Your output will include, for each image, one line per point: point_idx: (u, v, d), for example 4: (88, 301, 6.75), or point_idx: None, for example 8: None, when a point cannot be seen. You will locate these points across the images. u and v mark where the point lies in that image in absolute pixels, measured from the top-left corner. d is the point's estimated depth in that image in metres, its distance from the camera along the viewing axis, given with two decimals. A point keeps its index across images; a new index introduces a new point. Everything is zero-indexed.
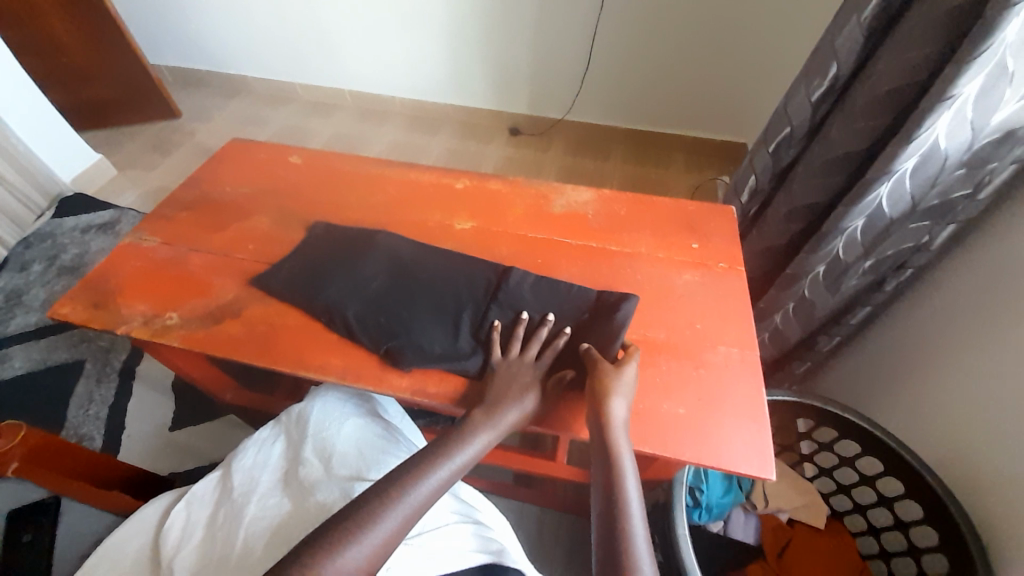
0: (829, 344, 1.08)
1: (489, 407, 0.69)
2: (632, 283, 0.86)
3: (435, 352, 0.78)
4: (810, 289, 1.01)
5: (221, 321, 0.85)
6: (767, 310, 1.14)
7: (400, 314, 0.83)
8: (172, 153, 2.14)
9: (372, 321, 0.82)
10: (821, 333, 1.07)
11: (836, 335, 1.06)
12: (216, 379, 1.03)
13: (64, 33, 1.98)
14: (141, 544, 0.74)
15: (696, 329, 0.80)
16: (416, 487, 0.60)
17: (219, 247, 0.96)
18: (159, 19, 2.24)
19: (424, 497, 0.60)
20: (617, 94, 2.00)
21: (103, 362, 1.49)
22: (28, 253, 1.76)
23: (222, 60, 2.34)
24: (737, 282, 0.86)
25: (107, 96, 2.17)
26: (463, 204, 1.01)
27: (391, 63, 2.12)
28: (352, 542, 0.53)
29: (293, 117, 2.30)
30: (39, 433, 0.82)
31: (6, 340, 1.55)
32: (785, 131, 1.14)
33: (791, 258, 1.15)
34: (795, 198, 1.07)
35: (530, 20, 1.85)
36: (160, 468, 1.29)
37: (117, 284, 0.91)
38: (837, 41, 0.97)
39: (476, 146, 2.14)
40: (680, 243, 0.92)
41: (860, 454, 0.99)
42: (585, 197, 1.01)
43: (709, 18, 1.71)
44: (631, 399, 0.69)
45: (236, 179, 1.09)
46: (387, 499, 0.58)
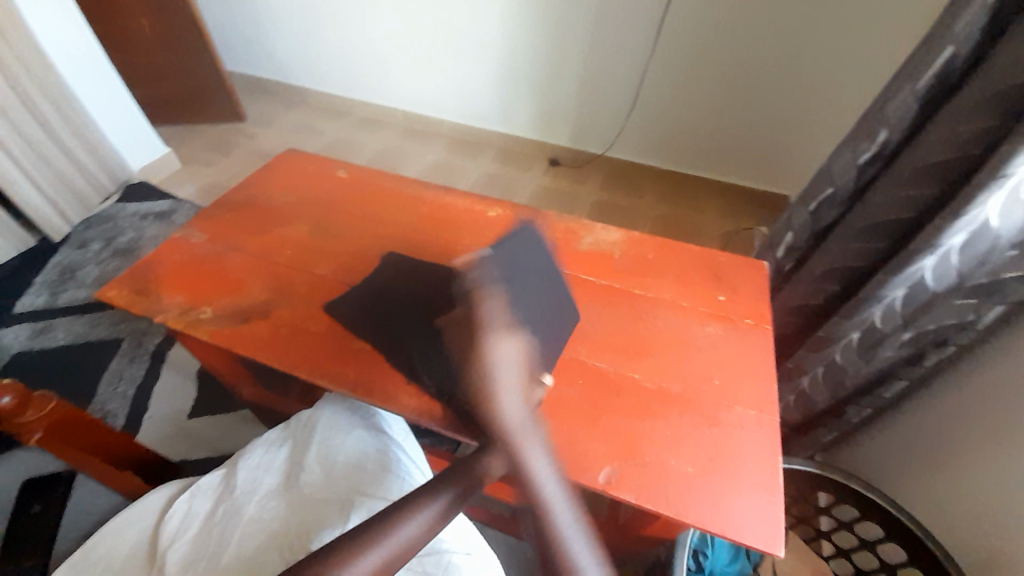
0: (860, 415, 1.03)
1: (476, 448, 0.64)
2: (651, 329, 0.85)
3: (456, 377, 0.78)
4: (842, 355, 0.97)
5: (249, 320, 0.89)
6: (794, 371, 1.09)
7: (425, 330, 0.84)
8: (231, 153, 2.28)
9: (401, 335, 0.84)
10: (851, 403, 1.02)
11: (868, 407, 1.01)
12: (236, 374, 1.07)
13: (154, 37, 2.18)
14: (142, 528, 0.76)
15: (714, 385, 0.77)
16: (413, 522, 0.54)
17: (258, 249, 1.01)
18: (238, 31, 2.43)
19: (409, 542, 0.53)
20: (659, 137, 2.02)
21: (138, 342, 1.57)
22: (89, 232, 1.89)
23: (288, 72, 2.50)
24: (760, 341, 0.83)
25: (181, 95, 2.35)
26: (492, 231, 1.04)
27: (443, 87, 2.22)
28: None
29: (344, 130, 2.42)
30: (65, 406, 0.84)
31: (55, 311, 1.65)
32: (826, 190, 1.11)
33: (823, 320, 1.11)
34: (833, 259, 1.04)
35: (580, 59, 1.91)
36: (172, 453, 1.33)
37: (161, 274, 0.97)
38: (887, 107, 0.96)
39: (513, 173, 2.18)
40: (705, 293, 0.90)
41: (883, 538, 0.93)
42: (614, 237, 1.02)
43: (758, 70, 1.73)
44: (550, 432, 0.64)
45: (283, 186, 1.15)
46: (384, 531, 0.53)
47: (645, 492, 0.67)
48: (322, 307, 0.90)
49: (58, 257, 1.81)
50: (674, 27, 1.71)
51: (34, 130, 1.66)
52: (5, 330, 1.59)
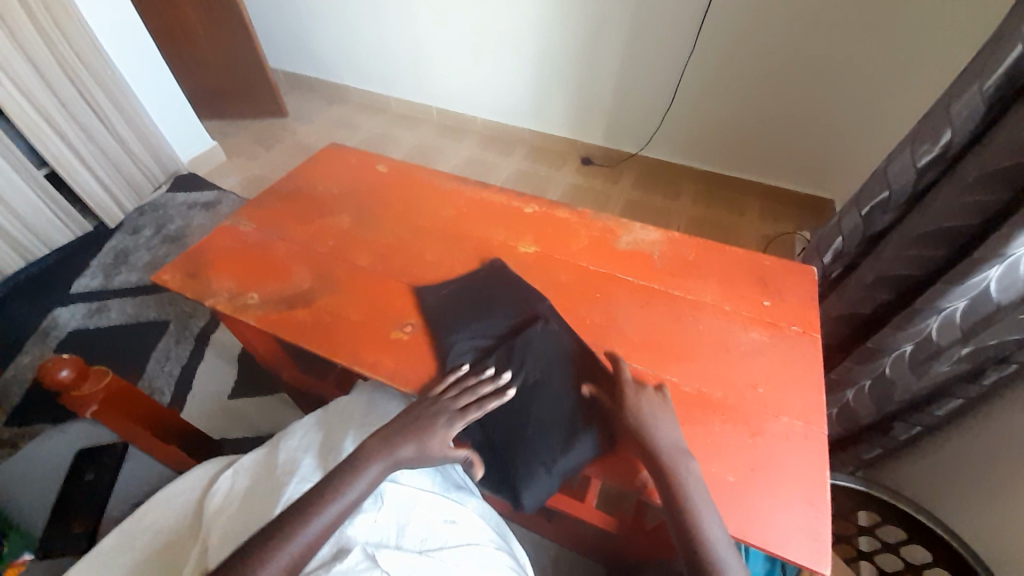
0: (907, 434, 0.97)
1: (389, 438, 0.71)
2: (692, 332, 0.83)
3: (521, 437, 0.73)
4: (892, 367, 0.93)
5: (293, 307, 0.91)
6: (839, 383, 1.06)
7: (502, 362, 0.79)
8: (274, 147, 2.36)
9: (480, 361, 0.81)
10: (898, 420, 0.97)
11: (916, 426, 0.95)
12: (278, 358, 1.11)
13: (205, 33, 2.28)
14: (186, 502, 0.80)
15: (758, 393, 0.74)
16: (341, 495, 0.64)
17: (302, 239, 1.03)
18: (283, 28, 2.50)
19: (340, 513, 0.63)
20: (698, 137, 1.97)
21: (184, 325, 1.64)
22: (141, 219, 2.00)
23: (330, 70, 2.57)
24: (807, 350, 0.79)
25: (228, 91, 2.44)
26: (529, 227, 1.03)
27: (479, 85, 2.23)
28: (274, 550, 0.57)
29: (382, 126, 2.47)
30: (120, 381, 0.89)
31: (109, 292, 1.75)
32: (881, 194, 1.05)
33: (873, 331, 1.06)
34: (885, 267, 0.99)
35: (618, 58, 1.88)
36: (212, 432, 1.39)
37: (211, 259, 1.01)
38: (952, 107, 0.90)
39: (546, 171, 2.17)
40: (749, 297, 0.87)
41: (931, 564, 0.88)
42: (652, 237, 0.99)
43: (808, 70, 1.65)
44: (673, 431, 0.68)
45: (327, 178, 1.18)
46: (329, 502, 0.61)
47: None
48: (362, 298, 0.92)
49: (113, 241, 1.92)
50: (718, 24, 1.66)
51: (93, 123, 1.77)
52: (65, 308, 1.70)
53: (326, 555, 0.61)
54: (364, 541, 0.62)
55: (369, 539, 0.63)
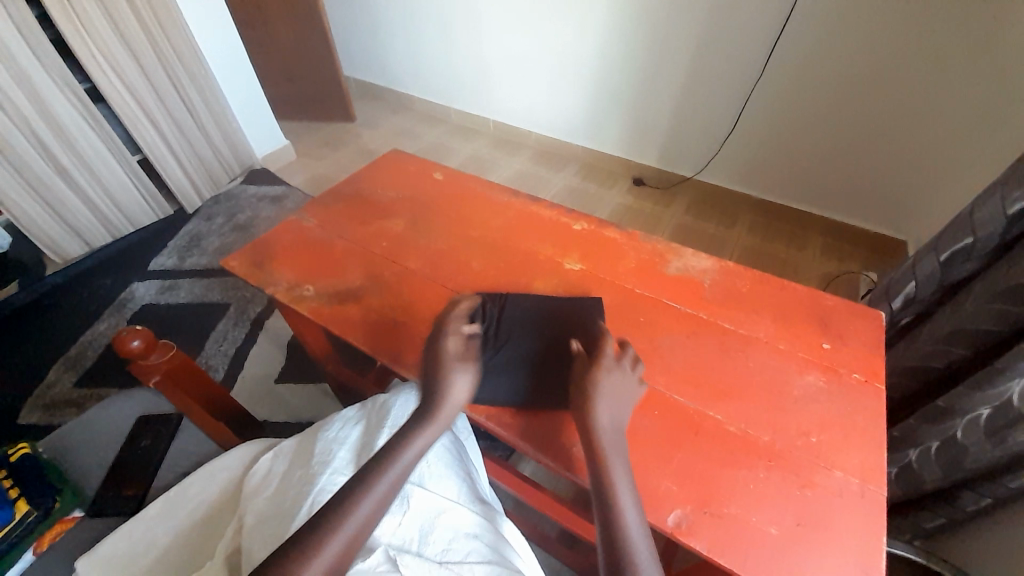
0: (976, 505, 0.88)
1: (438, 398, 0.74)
2: (742, 370, 0.78)
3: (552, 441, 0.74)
4: (965, 431, 0.85)
5: (344, 302, 0.95)
6: (902, 441, 0.98)
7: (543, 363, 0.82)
8: (340, 149, 2.50)
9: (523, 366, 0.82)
10: (966, 489, 0.88)
11: (987, 497, 0.86)
12: (324, 350, 1.15)
13: (290, 42, 2.46)
14: (228, 478, 0.84)
15: (810, 443, 0.69)
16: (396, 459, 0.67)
17: (358, 238, 1.08)
18: (359, 39, 2.66)
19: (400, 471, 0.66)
20: (757, 165, 1.90)
21: (243, 309, 1.76)
22: (215, 207, 2.16)
23: (398, 80, 2.70)
24: (870, 401, 0.73)
25: (305, 95, 2.62)
26: (577, 244, 1.03)
27: (537, 101, 2.26)
28: (333, 530, 0.58)
29: (441, 136, 2.56)
30: (182, 356, 0.97)
31: (181, 272, 1.90)
32: (963, 240, 0.95)
33: (946, 389, 0.97)
34: (961, 320, 0.91)
35: (680, 81, 1.85)
36: (257, 412, 1.47)
37: (274, 251, 1.07)
38: None
39: (596, 189, 2.16)
40: (808, 338, 0.81)
41: None
42: (705, 264, 0.96)
43: (888, 102, 1.55)
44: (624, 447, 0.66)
45: (386, 183, 1.23)
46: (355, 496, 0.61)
47: (719, 545, 0.61)
48: (407, 299, 0.95)
49: (189, 226, 2.09)
50: (789, 51, 1.60)
51: (182, 116, 1.95)
52: (141, 284, 1.86)
53: None
54: (388, 541, 0.64)
55: (392, 541, 0.64)
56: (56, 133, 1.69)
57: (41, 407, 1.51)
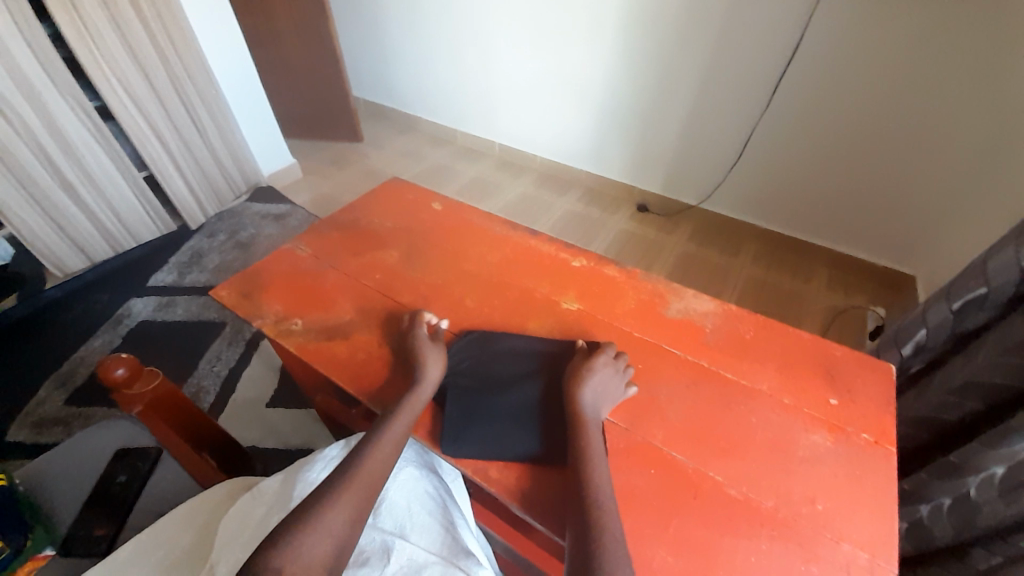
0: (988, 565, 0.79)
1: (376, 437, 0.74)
2: (745, 426, 0.74)
3: (543, 499, 0.70)
4: (979, 492, 0.80)
5: (334, 337, 0.93)
6: (913, 495, 0.95)
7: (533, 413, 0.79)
8: (345, 169, 2.51)
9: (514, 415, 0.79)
10: (978, 546, 0.81)
11: (999, 556, 0.77)
12: (313, 381, 1.12)
13: (301, 64, 2.51)
14: (203, 521, 0.81)
15: (816, 511, 0.65)
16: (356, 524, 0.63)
17: (353, 269, 1.06)
18: (369, 62, 2.70)
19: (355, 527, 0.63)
20: (762, 197, 1.89)
21: (238, 330, 1.73)
22: (218, 224, 2.17)
23: (406, 103, 2.73)
24: (881, 465, 0.69)
25: (314, 115, 2.65)
26: (574, 282, 1.00)
27: (542, 126, 2.28)
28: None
29: (446, 158, 2.57)
30: (168, 384, 0.94)
31: (178, 290, 1.89)
32: (975, 289, 0.92)
33: (960, 445, 0.92)
34: (976, 373, 0.87)
35: (684, 112, 1.86)
36: (245, 439, 1.43)
37: (267, 280, 1.05)
38: None
39: (600, 216, 2.15)
40: (814, 392, 0.78)
41: None
42: (706, 307, 0.93)
43: (895, 139, 1.55)
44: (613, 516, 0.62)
45: (384, 211, 1.21)
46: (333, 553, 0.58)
47: None
48: (398, 336, 0.92)
49: (191, 243, 2.09)
50: (793, 87, 1.61)
51: (190, 136, 1.98)
52: (139, 300, 1.85)
53: None
54: None
55: None
56: (64, 148, 1.70)
57: (29, 424, 1.48)
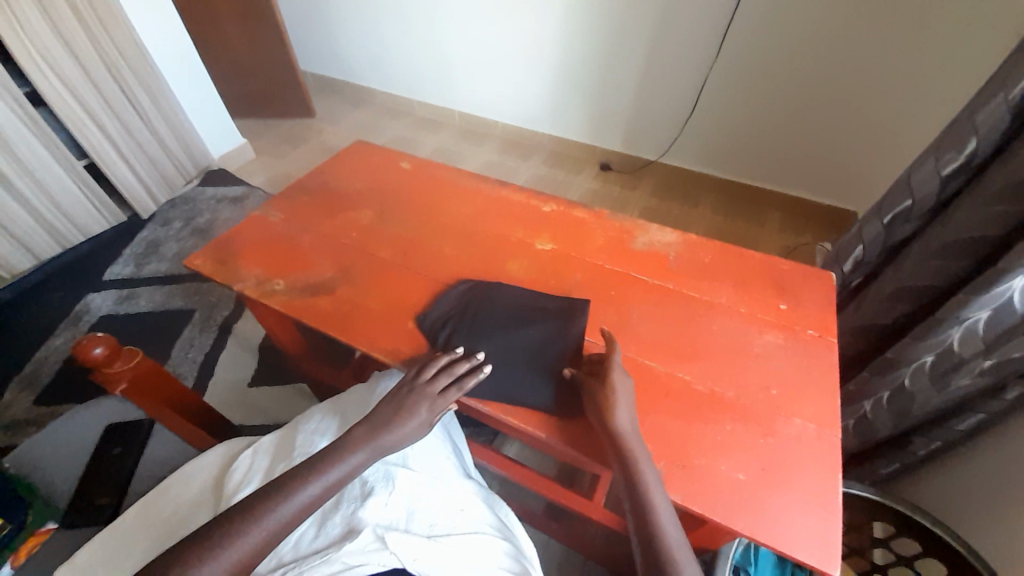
0: (927, 449, 0.96)
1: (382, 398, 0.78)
2: (708, 335, 0.82)
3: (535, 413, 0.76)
4: (913, 380, 0.91)
5: (317, 294, 0.95)
6: (857, 395, 1.04)
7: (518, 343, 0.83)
8: (301, 147, 2.44)
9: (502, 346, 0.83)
10: (919, 435, 0.96)
11: (937, 441, 0.94)
12: (297, 346, 1.14)
13: (241, 36, 2.37)
14: (206, 479, 0.83)
15: (771, 396, 0.73)
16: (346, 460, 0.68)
17: (328, 231, 1.07)
18: (313, 32, 2.58)
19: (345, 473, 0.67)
20: (717, 144, 1.96)
21: (209, 314, 1.70)
22: (172, 211, 2.08)
23: (357, 74, 2.65)
24: (825, 355, 0.78)
25: (261, 92, 2.53)
26: (546, 225, 1.05)
27: (501, 90, 2.27)
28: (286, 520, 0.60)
29: (405, 129, 2.52)
30: (149, 360, 0.93)
31: (139, 280, 1.82)
32: (903, 204, 1.02)
33: (894, 342, 1.05)
34: (906, 277, 0.98)
35: (639, 66, 1.89)
36: (233, 417, 1.44)
37: (240, 248, 1.04)
38: (977, 115, 0.88)
39: (564, 176, 2.19)
40: (765, 301, 0.86)
41: (921, 556, 0.93)
42: (669, 238, 1.00)
43: (835, 78, 1.63)
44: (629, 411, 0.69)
45: (352, 174, 1.21)
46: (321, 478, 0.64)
47: (693, 495, 0.65)
48: (380, 288, 0.95)
49: (144, 232, 2.00)
50: (739, 35, 1.67)
51: (132, 119, 1.86)
52: (98, 294, 1.78)
53: (336, 534, 0.63)
54: (375, 522, 0.64)
55: (380, 521, 0.65)
56: None
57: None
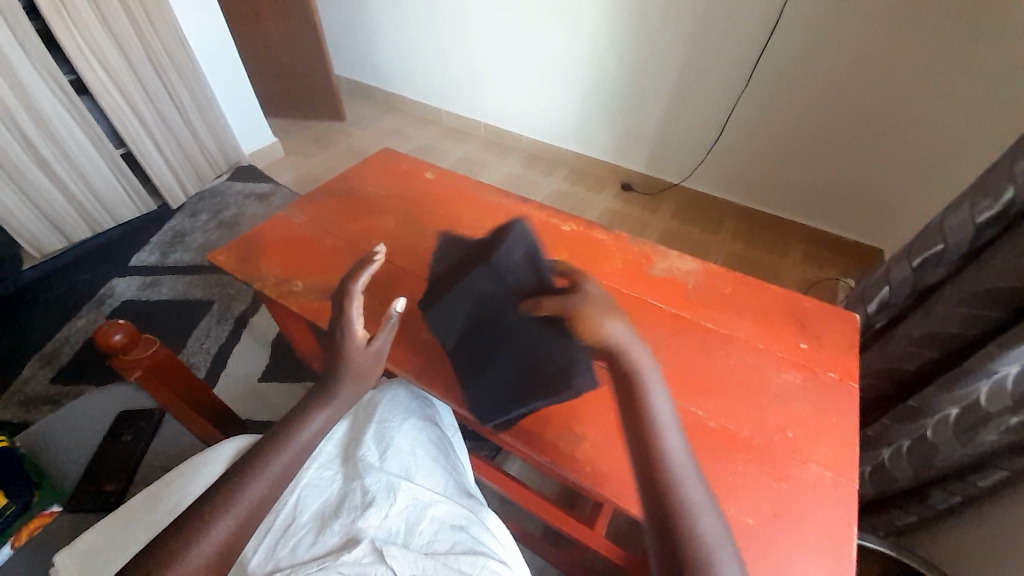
0: (946, 503, 0.92)
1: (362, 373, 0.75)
2: (723, 369, 0.80)
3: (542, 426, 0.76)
4: (935, 432, 0.88)
5: (333, 297, 0.96)
6: (875, 441, 1.01)
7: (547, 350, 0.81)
8: (329, 148, 2.49)
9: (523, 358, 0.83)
10: (937, 488, 0.92)
11: (957, 496, 0.90)
12: (310, 346, 1.15)
13: (281, 39, 2.45)
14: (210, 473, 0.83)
15: (786, 438, 0.71)
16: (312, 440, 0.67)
17: (349, 235, 1.08)
18: (351, 39, 2.66)
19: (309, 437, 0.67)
20: (742, 171, 1.94)
21: (226, 306, 1.73)
22: (200, 203, 2.13)
23: (389, 81, 2.71)
24: (845, 399, 0.76)
25: (296, 94, 2.60)
26: (565, 245, 1.05)
27: (528, 105, 2.29)
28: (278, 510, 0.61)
29: (431, 137, 2.56)
30: (166, 351, 0.95)
31: (163, 268, 1.87)
32: (935, 247, 0.99)
33: (917, 390, 1.01)
34: (934, 323, 0.94)
35: (667, 89, 1.90)
36: (241, 410, 1.45)
37: (263, 246, 1.06)
38: (1017, 164, 0.86)
39: (585, 194, 2.19)
40: (785, 338, 0.84)
41: None
42: (689, 266, 0.98)
43: (868, 113, 1.61)
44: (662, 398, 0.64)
45: (377, 181, 1.23)
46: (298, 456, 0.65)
47: None
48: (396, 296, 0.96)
49: (172, 222, 2.06)
50: (770, 64, 1.66)
51: (169, 112, 1.93)
52: (122, 280, 1.83)
53: (334, 543, 0.64)
54: (373, 534, 0.64)
55: (378, 533, 0.65)
56: (40, 127, 1.66)
57: (16, 403, 1.46)
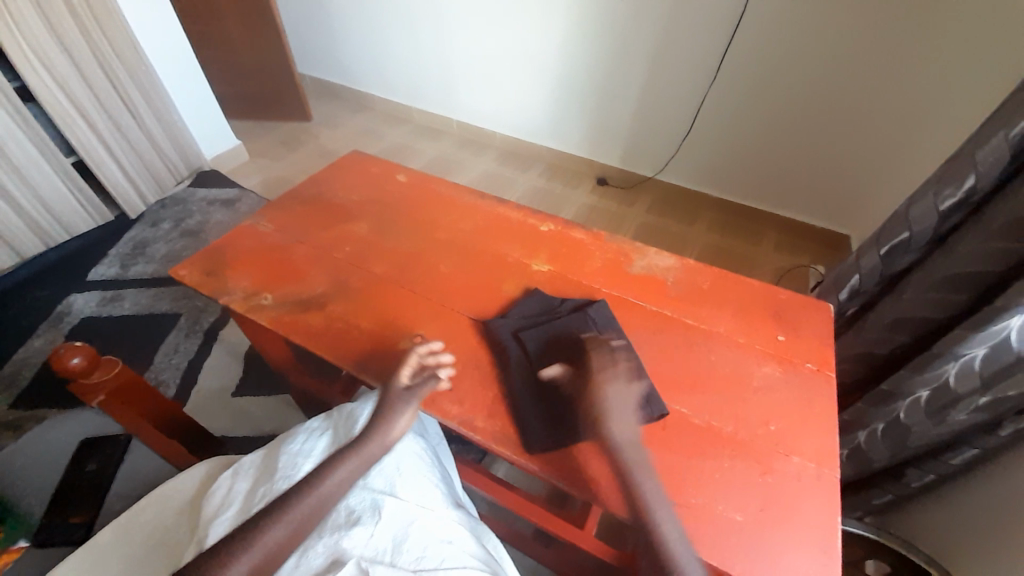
0: (920, 481, 0.95)
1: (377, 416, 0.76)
2: (706, 365, 0.80)
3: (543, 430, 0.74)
4: (909, 414, 0.90)
5: (308, 309, 0.92)
6: (852, 424, 1.03)
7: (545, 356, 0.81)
8: (297, 150, 2.41)
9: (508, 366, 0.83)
10: (912, 467, 0.95)
11: (930, 474, 0.93)
12: (285, 359, 1.10)
13: (241, 38, 2.35)
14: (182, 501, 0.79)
15: (770, 432, 0.72)
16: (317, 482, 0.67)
17: (322, 243, 1.04)
18: (315, 36, 2.57)
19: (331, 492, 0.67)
20: (715, 162, 1.97)
21: (195, 319, 1.66)
22: (161, 212, 2.03)
23: (357, 80, 2.63)
24: (824, 389, 0.77)
25: (259, 94, 2.51)
26: (545, 245, 1.03)
27: (501, 102, 2.26)
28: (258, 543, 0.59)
29: (403, 136, 2.51)
30: (130, 372, 0.90)
31: (124, 282, 1.78)
32: (901, 234, 1.02)
33: (890, 373, 1.04)
34: (905, 309, 0.97)
35: (639, 83, 1.91)
36: (215, 428, 1.40)
37: (230, 258, 1.02)
38: (977, 153, 0.88)
39: (561, 189, 2.18)
40: (765, 331, 0.85)
41: None
42: (668, 263, 0.99)
43: (834, 102, 1.65)
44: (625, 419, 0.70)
45: (348, 185, 1.19)
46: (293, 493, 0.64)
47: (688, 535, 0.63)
48: (374, 305, 0.93)
49: (132, 232, 1.96)
50: (739, 57, 1.69)
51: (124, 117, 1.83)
52: (80, 296, 1.73)
53: (319, 565, 0.60)
54: (360, 554, 0.61)
55: (364, 552, 0.61)
56: None
57: None
